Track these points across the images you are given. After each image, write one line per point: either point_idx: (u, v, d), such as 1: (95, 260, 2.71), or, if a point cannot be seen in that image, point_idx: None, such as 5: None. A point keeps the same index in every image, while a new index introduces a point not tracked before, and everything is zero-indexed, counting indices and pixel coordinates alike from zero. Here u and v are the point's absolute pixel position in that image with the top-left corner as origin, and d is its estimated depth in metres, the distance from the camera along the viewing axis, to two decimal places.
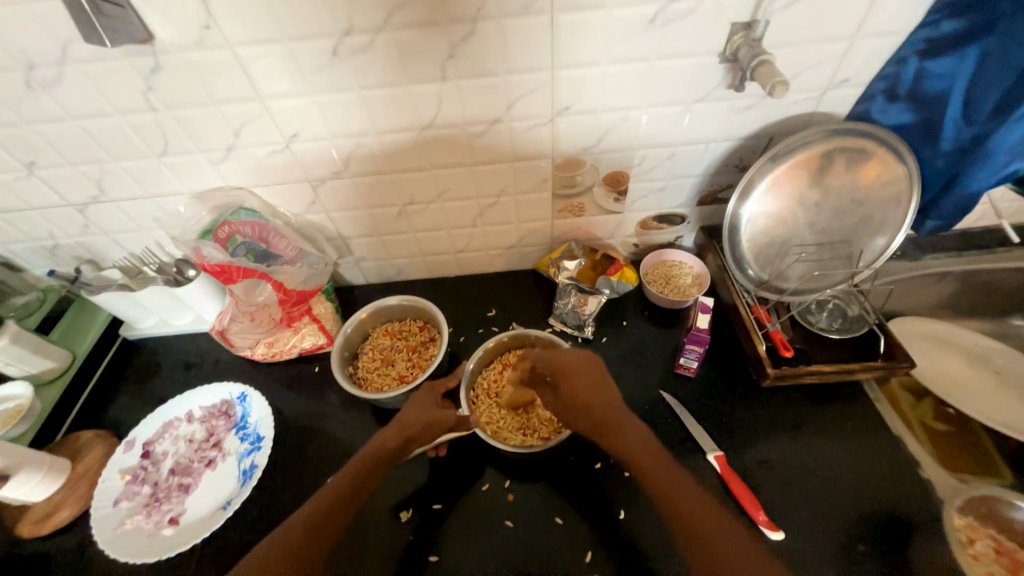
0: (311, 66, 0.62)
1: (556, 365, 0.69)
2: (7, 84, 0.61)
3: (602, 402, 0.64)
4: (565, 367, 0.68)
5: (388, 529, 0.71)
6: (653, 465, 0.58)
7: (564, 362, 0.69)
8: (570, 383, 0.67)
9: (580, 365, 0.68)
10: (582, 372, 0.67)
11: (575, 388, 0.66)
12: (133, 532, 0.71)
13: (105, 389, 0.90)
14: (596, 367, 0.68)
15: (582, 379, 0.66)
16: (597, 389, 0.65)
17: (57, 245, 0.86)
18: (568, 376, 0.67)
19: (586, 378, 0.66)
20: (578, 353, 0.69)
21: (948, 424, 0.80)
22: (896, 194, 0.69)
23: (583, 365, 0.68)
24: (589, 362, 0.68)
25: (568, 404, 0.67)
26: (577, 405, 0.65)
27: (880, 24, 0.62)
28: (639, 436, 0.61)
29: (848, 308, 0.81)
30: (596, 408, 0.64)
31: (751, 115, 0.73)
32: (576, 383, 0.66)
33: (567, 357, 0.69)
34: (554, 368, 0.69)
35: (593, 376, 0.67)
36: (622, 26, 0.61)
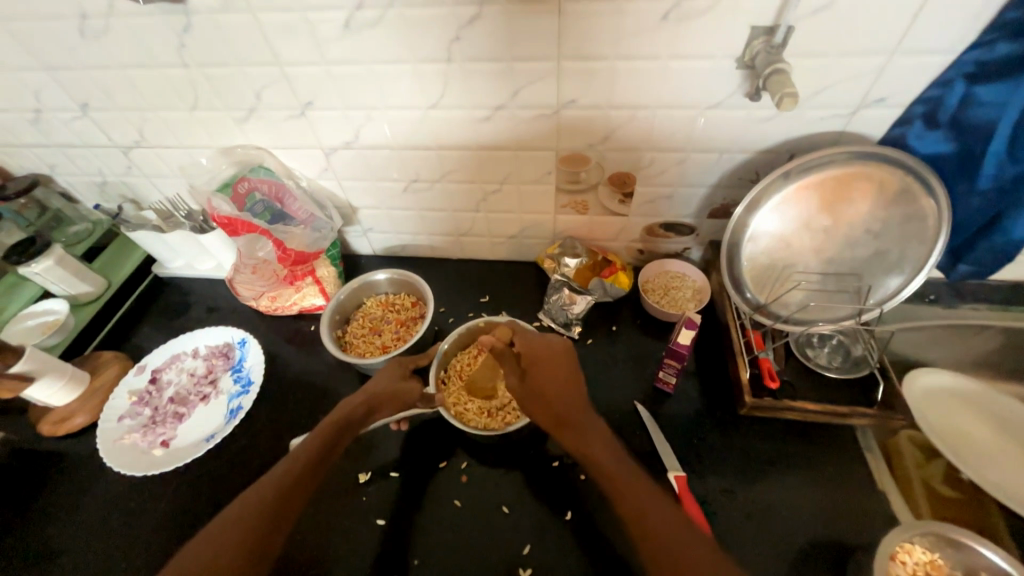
0: (326, 37, 0.65)
1: (529, 347, 0.69)
2: (65, 31, 0.68)
3: (570, 396, 0.62)
4: (539, 349, 0.68)
5: (346, 487, 0.75)
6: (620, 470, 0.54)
7: (537, 345, 0.69)
8: (539, 367, 0.66)
9: (551, 351, 0.68)
10: (554, 358, 0.66)
11: (542, 373, 0.65)
12: (129, 447, 0.80)
13: (132, 316, 1.00)
14: (569, 356, 0.67)
15: (553, 365, 0.66)
16: (568, 378, 0.64)
17: (105, 182, 0.95)
18: (538, 359, 0.67)
19: (557, 364, 0.66)
20: (551, 341, 0.69)
21: (956, 489, 0.73)
22: (918, 231, 0.67)
23: (558, 350, 0.67)
24: (563, 352, 0.67)
25: (534, 389, 0.65)
26: (539, 390, 0.64)
27: (924, 40, 0.56)
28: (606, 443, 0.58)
29: (853, 347, 0.78)
30: (563, 399, 0.62)
31: (770, 128, 0.68)
32: (546, 368, 0.66)
33: (541, 343, 0.69)
34: (529, 347, 0.69)
35: (568, 363, 0.66)
36: (633, 21, 0.59)
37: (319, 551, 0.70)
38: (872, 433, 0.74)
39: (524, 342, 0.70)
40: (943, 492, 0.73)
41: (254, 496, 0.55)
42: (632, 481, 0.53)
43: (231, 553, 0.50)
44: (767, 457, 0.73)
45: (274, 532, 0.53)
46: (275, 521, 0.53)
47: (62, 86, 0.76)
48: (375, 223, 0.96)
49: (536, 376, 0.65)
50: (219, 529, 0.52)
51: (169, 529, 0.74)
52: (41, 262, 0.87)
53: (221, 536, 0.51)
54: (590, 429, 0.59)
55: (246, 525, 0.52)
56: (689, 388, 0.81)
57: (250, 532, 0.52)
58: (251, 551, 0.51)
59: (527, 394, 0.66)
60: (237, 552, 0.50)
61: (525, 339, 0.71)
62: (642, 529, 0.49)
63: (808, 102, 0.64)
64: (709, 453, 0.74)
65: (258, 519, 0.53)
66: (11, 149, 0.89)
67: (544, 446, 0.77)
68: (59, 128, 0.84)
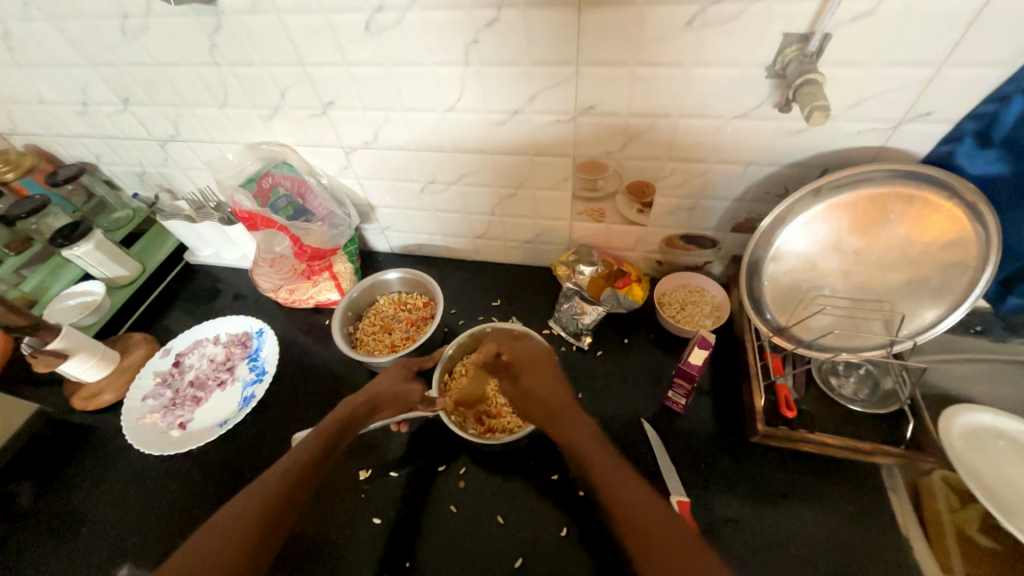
0: (347, 39, 0.65)
1: (516, 356, 0.74)
2: (108, 31, 0.71)
3: (556, 396, 0.66)
4: (527, 358, 0.73)
5: (346, 482, 0.76)
6: (619, 485, 0.54)
7: (526, 353, 0.74)
8: (525, 373, 0.71)
9: (536, 359, 0.72)
10: (538, 365, 0.71)
11: (531, 378, 0.70)
12: (150, 426, 0.84)
13: (163, 301, 1.05)
14: (551, 361, 0.72)
15: (539, 369, 0.70)
16: (552, 381, 0.68)
17: (145, 172, 1.00)
18: (525, 366, 0.72)
19: (541, 370, 0.70)
20: (536, 349, 0.74)
21: (994, 539, 0.65)
22: (961, 258, 0.62)
23: (541, 358, 0.72)
24: (546, 357, 0.72)
25: (526, 393, 0.69)
26: (529, 393, 0.68)
27: (977, 51, 0.51)
28: (608, 459, 0.57)
29: (883, 380, 0.73)
30: (548, 399, 0.66)
31: (801, 140, 0.64)
32: (532, 372, 0.70)
33: (527, 353, 0.73)
34: (518, 357, 0.74)
35: (550, 366, 0.71)
36: (655, 26, 0.56)
37: (317, 543, 0.72)
38: (899, 472, 0.70)
39: (512, 355, 0.75)
40: (978, 543, 0.65)
41: (255, 493, 0.55)
42: (634, 494, 0.52)
43: (231, 550, 0.50)
44: (778, 488, 0.70)
45: (275, 527, 0.53)
46: (278, 517, 0.54)
47: (106, 82, 0.81)
48: (393, 222, 0.97)
49: (527, 380, 0.70)
50: (222, 522, 0.52)
51: (180, 509, 0.78)
52: (82, 245, 0.92)
53: (223, 537, 0.51)
54: (588, 442, 0.59)
55: (249, 520, 0.53)
56: (701, 408, 0.77)
57: (252, 529, 0.52)
58: (256, 544, 0.51)
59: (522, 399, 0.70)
60: (243, 543, 0.51)
61: (512, 351, 0.75)
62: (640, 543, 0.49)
63: (844, 115, 0.60)
64: (716, 478, 0.71)
65: (264, 513, 0.53)
66: (62, 139, 0.95)
67: (544, 458, 0.76)
68: (104, 121, 0.89)
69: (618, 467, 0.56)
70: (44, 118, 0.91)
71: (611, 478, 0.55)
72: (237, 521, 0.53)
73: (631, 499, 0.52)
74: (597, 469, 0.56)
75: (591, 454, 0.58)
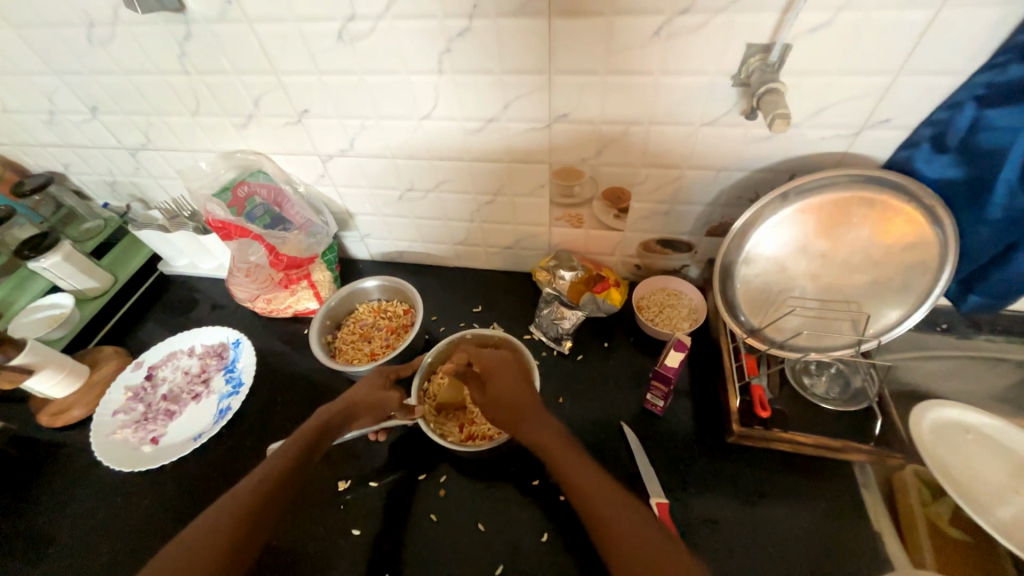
0: (320, 48, 0.65)
1: (485, 362, 0.73)
2: (74, 39, 0.70)
3: (519, 396, 0.66)
4: (495, 364, 0.72)
5: (325, 494, 0.75)
6: (586, 483, 0.55)
7: (496, 360, 0.73)
8: (494, 381, 0.70)
9: (506, 366, 0.72)
10: (506, 372, 0.70)
11: (498, 382, 0.69)
12: (121, 442, 0.81)
13: (135, 312, 1.02)
14: (520, 370, 0.72)
15: (509, 375, 0.70)
16: (516, 384, 0.68)
17: (116, 182, 0.98)
18: (493, 371, 0.71)
19: (507, 375, 0.70)
20: (507, 357, 0.73)
21: (963, 530, 0.67)
22: (921, 260, 0.64)
23: (510, 364, 0.72)
24: (516, 366, 0.72)
25: (494, 397, 0.68)
26: (495, 398, 0.67)
27: (929, 61, 0.54)
28: (575, 459, 0.57)
29: (853, 378, 0.76)
30: (511, 400, 0.66)
31: (769, 147, 0.66)
32: (500, 380, 0.69)
33: (497, 359, 0.73)
34: (488, 362, 0.73)
35: (518, 373, 0.71)
36: (623, 36, 0.58)
37: (294, 557, 0.70)
38: (871, 469, 0.71)
39: (481, 361, 0.74)
40: (949, 535, 0.67)
41: (226, 508, 0.54)
42: (601, 491, 0.53)
43: (204, 562, 0.49)
44: (756, 488, 0.71)
45: (248, 541, 0.52)
46: (252, 527, 0.53)
47: (72, 90, 0.79)
48: (372, 229, 0.97)
49: (495, 385, 0.69)
50: (194, 534, 0.51)
51: (151, 526, 0.75)
52: (49, 257, 0.89)
53: (194, 556, 0.49)
54: (554, 441, 0.60)
55: (222, 531, 0.52)
56: (680, 410, 0.78)
57: (225, 545, 0.51)
58: (230, 556, 0.50)
59: (488, 404, 0.69)
60: (215, 555, 0.50)
61: (482, 356, 0.74)
62: (606, 540, 0.50)
63: (808, 122, 0.62)
64: (695, 479, 0.72)
65: (238, 524, 0.52)
66: (29, 148, 0.93)
67: (525, 463, 0.76)
68: (72, 130, 0.87)
69: (584, 465, 0.57)
70: (8, 127, 0.88)
71: (577, 476, 0.56)
72: (207, 538, 0.51)
73: (597, 496, 0.53)
74: (563, 469, 0.57)
75: (557, 454, 0.58)
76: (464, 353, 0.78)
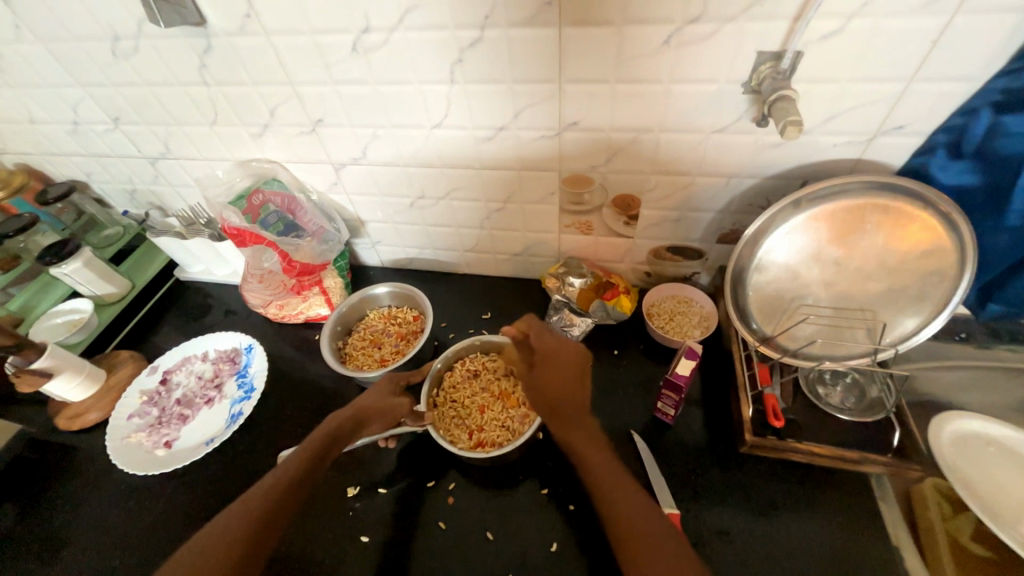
0: (335, 59, 0.67)
1: (545, 346, 0.66)
2: (99, 52, 0.73)
3: (568, 396, 0.63)
4: (554, 350, 0.66)
5: (333, 500, 0.75)
6: (625, 504, 0.52)
7: (553, 345, 0.66)
8: (544, 369, 0.65)
9: (564, 354, 0.65)
10: (562, 365, 0.64)
11: (550, 374, 0.64)
12: (135, 445, 0.83)
13: (152, 318, 1.04)
14: (579, 361, 0.65)
15: (562, 369, 0.64)
16: (569, 381, 0.63)
17: (135, 190, 1.01)
18: (549, 359, 0.65)
19: (561, 370, 0.64)
20: (572, 347, 0.66)
21: (988, 547, 0.65)
22: (938, 267, 0.63)
23: (573, 355, 0.65)
24: (575, 359, 0.65)
25: (537, 387, 0.65)
26: (539, 390, 0.64)
27: (942, 68, 0.54)
28: (617, 479, 0.55)
29: (868, 388, 0.74)
30: (557, 397, 0.63)
31: (780, 153, 0.66)
32: (552, 371, 0.64)
33: (557, 343, 0.66)
34: (546, 348, 0.66)
35: (573, 362, 0.65)
36: (633, 45, 0.58)
37: (303, 563, 0.70)
38: (889, 481, 0.70)
39: (539, 342, 0.67)
40: (974, 551, 0.64)
41: (239, 515, 0.54)
42: (640, 517, 0.51)
43: (219, 561, 0.50)
44: (769, 499, 0.69)
45: (259, 548, 0.52)
46: (264, 529, 0.54)
47: (96, 102, 0.81)
48: (383, 237, 0.98)
49: (542, 376, 0.65)
50: (208, 534, 0.52)
51: (164, 530, 0.76)
52: (70, 263, 0.91)
53: (206, 562, 0.49)
54: (598, 460, 0.57)
55: (236, 532, 0.52)
56: (691, 419, 0.77)
57: (235, 552, 0.51)
58: (241, 555, 0.51)
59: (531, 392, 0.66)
60: (228, 555, 0.51)
61: (542, 338, 0.67)
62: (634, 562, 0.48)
63: (820, 128, 0.62)
64: (707, 489, 0.71)
65: (251, 525, 0.53)
66: (53, 157, 0.96)
67: (534, 472, 0.75)
68: (94, 140, 0.90)
69: (623, 486, 0.54)
70: (34, 138, 0.91)
71: (618, 498, 0.53)
72: (218, 546, 0.51)
73: (633, 517, 0.51)
74: (602, 487, 0.55)
75: (598, 473, 0.56)
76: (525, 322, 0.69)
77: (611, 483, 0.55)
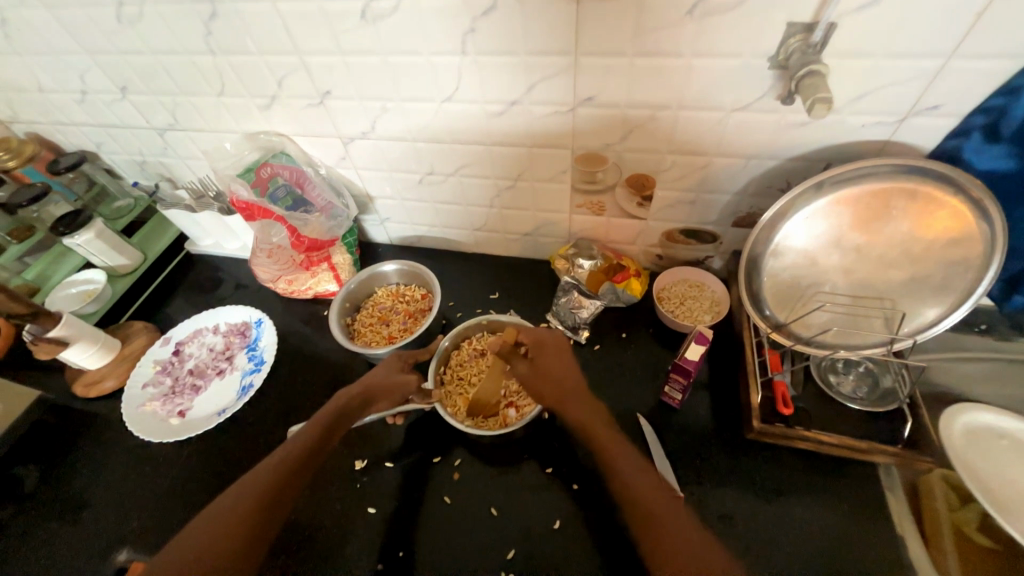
0: (343, 27, 0.64)
1: (534, 339, 0.72)
2: (103, 18, 0.71)
3: (570, 379, 0.65)
4: (543, 340, 0.71)
5: (341, 473, 0.77)
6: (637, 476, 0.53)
7: (540, 336, 0.71)
8: (542, 357, 0.69)
9: (550, 343, 0.70)
10: (553, 350, 0.69)
11: (547, 361, 0.68)
12: (150, 413, 0.85)
13: (164, 290, 1.06)
14: (564, 350, 0.69)
15: (557, 356, 0.68)
16: (566, 364, 0.67)
17: (145, 162, 1.01)
18: (541, 348, 0.70)
19: (556, 356, 0.68)
20: (552, 333, 0.72)
21: (993, 538, 0.65)
22: (966, 256, 0.61)
23: (555, 344, 0.70)
24: (560, 344, 0.70)
25: (537, 376, 0.67)
26: (539, 377, 0.67)
27: (986, 44, 0.50)
28: (633, 463, 0.54)
29: (882, 379, 0.73)
30: (563, 381, 0.65)
31: (805, 134, 0.63)
32: (546, 359, 0.68)
33: (543, 336, 0.71)
34: (532, 340, 0.72)
35: (561, 350, 0.69)
36: (654, 15, 0.55)
37: (312, 531, 0.72)
38: (897, 472, 0.69)
39: (528, 337, 0.72)
40: (976, 542, 0.65)
41: (244, 489, 0.55)
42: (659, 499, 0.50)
43: (234, 536, 0.51)
44: (774, 485, 0.69)
45: (265, 524, 0.53)
46: (274, 505, 0.54)
47: (103, 70, 0.80)
48: (392, 213, 0.97)
49: (542, 366, 0.68)
50: (220, 512, 0.53)
51: (179, 495, 0.79)
52: (83, 234, 0.92)
53: (213, 535, 0.50)
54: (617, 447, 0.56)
55: (247, 508, 0.53)
56: (697, 404, 0.77)
57: (243, 528, 0.51)
58: (255, 530, 0.52)
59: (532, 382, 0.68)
60: (241, 529, 0.51)
61: (528, 332, 0.74)
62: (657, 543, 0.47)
63: (849, 107, 0.59)
64: (711, 473, 0.71)
65: (262, 501, 0.54)
66: (62, 127, 0.95)
67: (538, 452, 0.76)
68: (102, 109, 0.89)
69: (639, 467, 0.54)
70: (43, 107, 0.91)
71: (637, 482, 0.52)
72: (224, 520, 0.52)
73: (647, 494, 0.51)
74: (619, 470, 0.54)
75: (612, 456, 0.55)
76: (511, 331, 0.75)
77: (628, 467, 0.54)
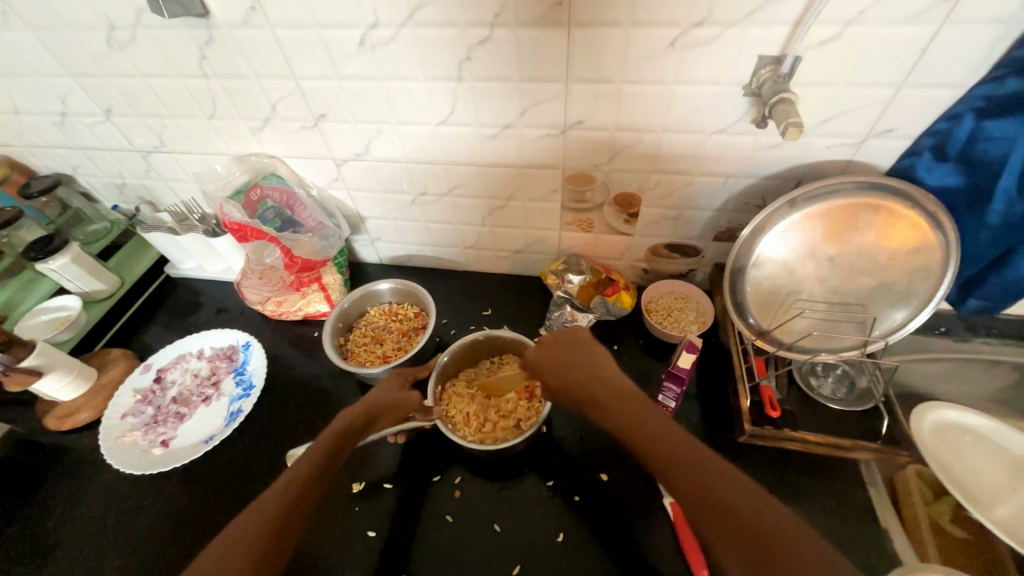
0: (341, 54, 0.67)
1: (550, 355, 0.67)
2: (93, 42, 0.71)
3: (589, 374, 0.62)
4: (561, 340, 0.67)
5: (338, 498, 0.75)
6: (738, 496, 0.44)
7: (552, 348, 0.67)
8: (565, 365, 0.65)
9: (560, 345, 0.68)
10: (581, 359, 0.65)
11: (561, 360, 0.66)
12: (130, 445, 0.81)
13: (142, 316, 1.02)
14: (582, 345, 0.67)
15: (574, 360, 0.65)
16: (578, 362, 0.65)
17: (126, 185, 0.98)
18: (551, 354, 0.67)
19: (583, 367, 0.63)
20: (575, 337, 0.67)
21: (966, 528, 0.70)
22: (924, 264, 0.67)
23: (579, 341, 0.67)
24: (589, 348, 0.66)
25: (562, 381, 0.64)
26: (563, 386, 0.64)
27: (931, 75, 0.57)
28: (732, 483, 0.45)
29: (858, 379, 0.78)
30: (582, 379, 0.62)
31: (777, 154, 0.68)
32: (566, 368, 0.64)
33: (566, 345, 0.67)
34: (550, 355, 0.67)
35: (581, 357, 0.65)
36: (641, 47, 0.60)
37: (309, 560, 0.70)
38: (877, 468, 0.73)
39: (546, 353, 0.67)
40: (953, 533, 0.69)
41: (255, 516, 0.53)
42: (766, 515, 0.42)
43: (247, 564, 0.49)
44: (767, 487, 0.72)
45: (275, 554, 0.51)
46: (285, 532, 0.53)
47: (87, 93, 0.79)
48: (383, 233, 0.98)
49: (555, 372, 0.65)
50: (227, 544, 0.51)
51: (163, 530, 0.75)
52: (57, 259, 0.89)
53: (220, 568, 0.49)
54: (737, 489, 0.45)
55: (257, 538, 0.51)
56: (689, 411, 0.80)
57: (254, 556, 0.50)
58: (268, 559, 0.50)
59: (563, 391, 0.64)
60: (253, 561, 0.50)
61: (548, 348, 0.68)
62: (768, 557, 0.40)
63: (816, 130, 0.64)
64: None
65: (270, 529, 0.52)
66: (37, 150, 0.93)
67: (538, 465, 0.77)
68: (84, 132, 0.87)
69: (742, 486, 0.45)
70: (18, 129, 0.88)
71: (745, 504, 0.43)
72: (237, 552, 0.50)
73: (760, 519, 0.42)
74: (722, 499, 0.44)
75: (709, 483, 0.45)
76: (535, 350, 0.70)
77: (775, 534, 0.41)
